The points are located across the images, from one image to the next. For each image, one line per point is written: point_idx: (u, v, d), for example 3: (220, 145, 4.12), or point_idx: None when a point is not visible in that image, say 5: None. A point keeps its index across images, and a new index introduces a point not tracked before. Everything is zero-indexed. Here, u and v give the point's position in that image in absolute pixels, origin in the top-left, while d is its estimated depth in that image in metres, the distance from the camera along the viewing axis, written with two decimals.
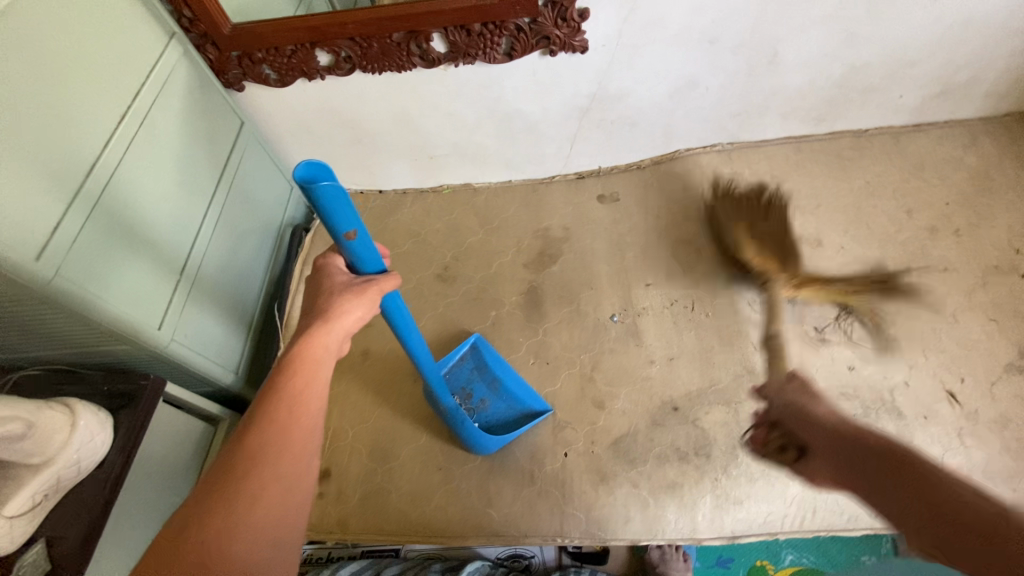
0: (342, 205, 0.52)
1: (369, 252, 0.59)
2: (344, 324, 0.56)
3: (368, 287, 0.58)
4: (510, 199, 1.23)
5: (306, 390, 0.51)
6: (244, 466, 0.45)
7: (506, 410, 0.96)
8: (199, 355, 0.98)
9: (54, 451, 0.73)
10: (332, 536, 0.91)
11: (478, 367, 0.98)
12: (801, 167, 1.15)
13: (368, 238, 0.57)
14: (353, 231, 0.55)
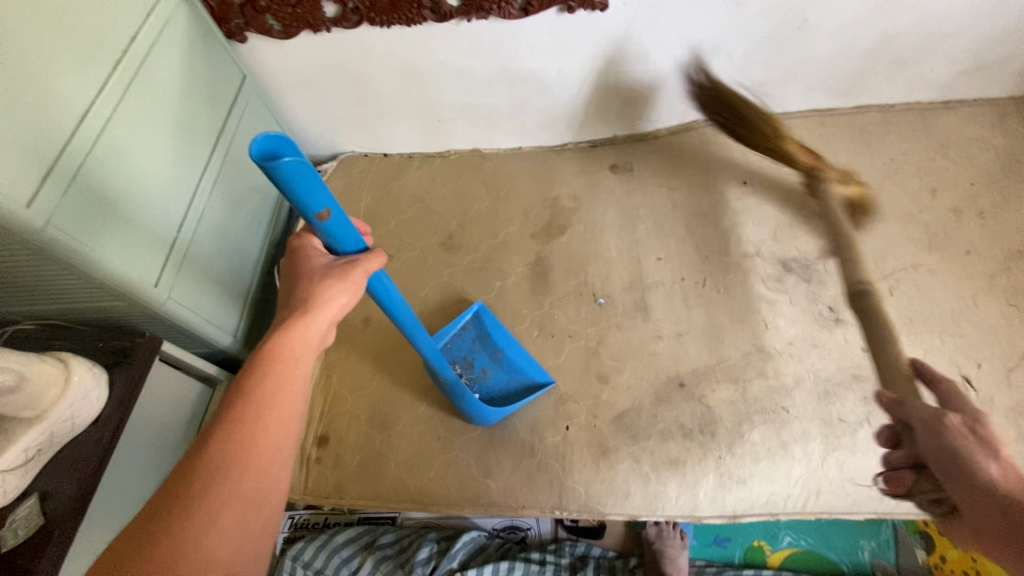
0: (310, 182, 0.50)
1: (343, 230, 0.57)
2: (325, 313, 0.56)
3: (350, 270, 0.58)
4: (519, 167, 1.20)
5: (281, 389, 0.52)
6: (214, 466, 0.46)
7: (507, 380, 0.95)
8: (198, 316, 0.95)
9: (46, 406, 0.72)
10: (329, 501, 0.91)
11: (480, 337, 0.97)
12: (824, 141, 1.10)
13: (342, 215, 0.56)
14: (326, 211, 0.53)
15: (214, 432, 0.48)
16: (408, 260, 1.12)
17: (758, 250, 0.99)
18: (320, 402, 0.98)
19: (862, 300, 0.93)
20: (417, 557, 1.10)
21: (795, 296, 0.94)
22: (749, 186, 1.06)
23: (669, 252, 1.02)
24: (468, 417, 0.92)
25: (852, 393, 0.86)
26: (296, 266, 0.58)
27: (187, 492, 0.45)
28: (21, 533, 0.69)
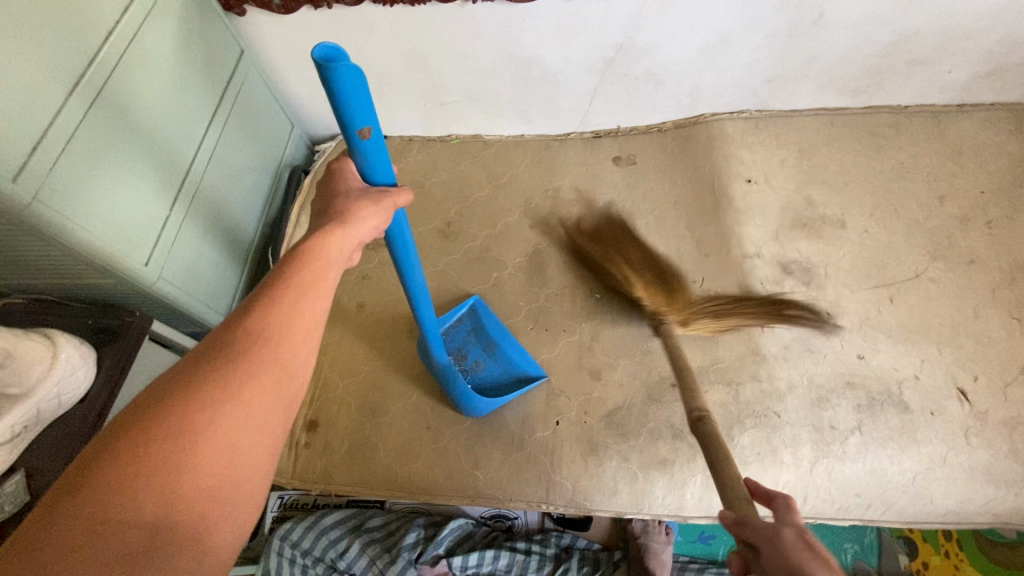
0: (363, 94, 0.46)
1: (381, 160, 0.54)
2: (358, 231, 0.52)
3: (383, 198, 0.54)
4: (521, 155, 1.18)
5: (315, 283, 0.47)
6: (242, 346, 0.41)
7: (500, 373, 0.93)
8: (188, 295, 0.94)
9: (32, 384, 0.71)
10: (317, 486, 0.91)
11: (475, 330, 0.95)
12: (832, 141, 1.07)
13: (381, 140, 0.52)
14: (369, 128, 0.49)
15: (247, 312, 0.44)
16: None
17: (760, 251, 0.98)
18: (311, 386, 0.98)
19: (862, 306, 0.92)
20: (405, 541, 1.11)
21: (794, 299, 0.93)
22: (755, 184, 1.04)
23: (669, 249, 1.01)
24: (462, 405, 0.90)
25: (845, 400, 0.85)
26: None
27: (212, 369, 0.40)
28: (6, 509, 0.69)
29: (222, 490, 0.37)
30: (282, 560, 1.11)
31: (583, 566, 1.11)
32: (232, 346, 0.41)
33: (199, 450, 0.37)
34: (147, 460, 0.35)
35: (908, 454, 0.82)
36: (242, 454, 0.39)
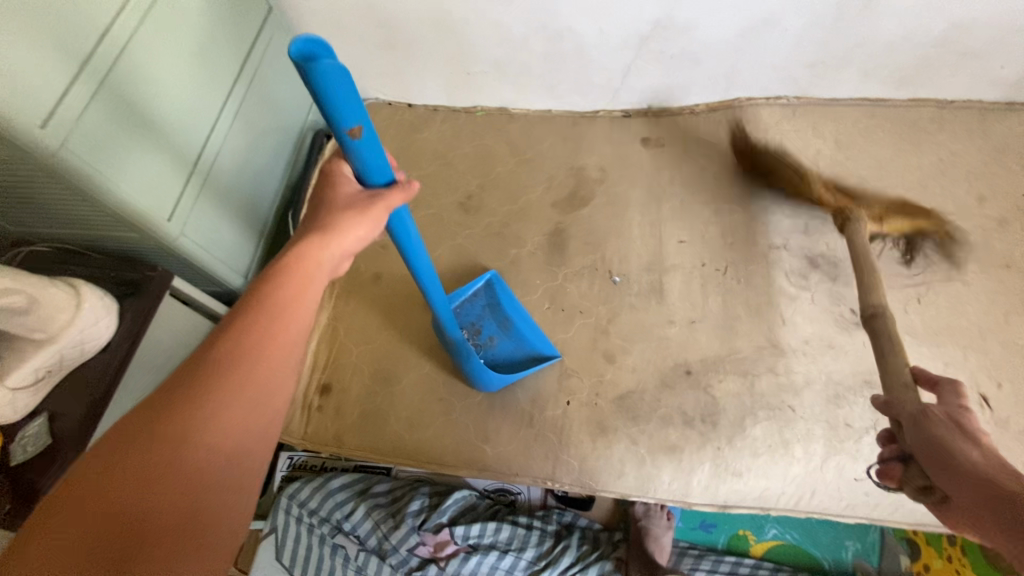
0: (347, 92, 0.45)
1: (377, 161, 0.53)
2: (343, 242, 0.53)
3: (374, 205, 0.54)
4: (547, 131, 1.15)
5: (294, 301, 0.48)
6: (220, 366, 0.42)
7: (514, 349, 0.92)
8: (208, 254, 0.95)
9: (56, 330, 0.72)
10: (328, 449, 0.92)
11: (490, 304, 0.94)
12: (870, 133, 1.04)
13: (375, 138, 0.51)
14: (359, 126, 0.48)
15: (225, 330, 0.44)
16: (423, 218, 1.09)
17: (787, 243, 0.95)
18: (326, 351, 0.99)
19: (888, 305, 0.89)
20: (409, 509, 1.13)
21: (819, 293, 0.91)
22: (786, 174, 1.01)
23: (693, 235, 0.99)
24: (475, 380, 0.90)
25: (863, 399, 0.84)
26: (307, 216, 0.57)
27: (191, 389, 0.40)
28: (29, 450, 0.72)
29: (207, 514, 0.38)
30: (290, 519, 1.15)
31: (582, 544, 1.12)
32: (209, 366, 0.42)
33: (184, 474, 0.38)
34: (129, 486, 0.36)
35: None
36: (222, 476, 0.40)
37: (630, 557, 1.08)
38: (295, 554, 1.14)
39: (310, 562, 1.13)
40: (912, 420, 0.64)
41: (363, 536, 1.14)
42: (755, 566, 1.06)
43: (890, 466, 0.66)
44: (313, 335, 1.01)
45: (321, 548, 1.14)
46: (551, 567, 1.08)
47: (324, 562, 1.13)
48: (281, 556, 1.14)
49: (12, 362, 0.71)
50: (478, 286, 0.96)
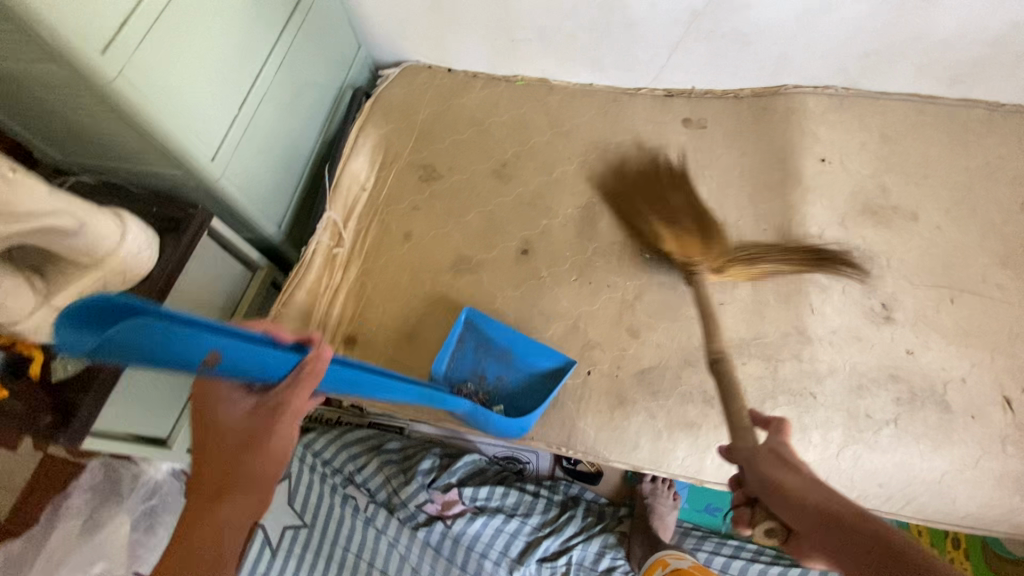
0: (164, 337, 0.41)
1: (263, 358, 0.49)
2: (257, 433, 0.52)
3: (276, 411, 0.52)
4: (587, 105, 1.15)
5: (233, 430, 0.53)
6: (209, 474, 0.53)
7: (522, 378, 0.96)
8: (249, 198, 0.95)
9: (101, 256, 0.75)
10: (350, 397, 0.95)
11: (481, 344, 0.96)
12: (916, 130, 1.02)
13: (238, 347, 0.47)
14: (209, 354, 0.45)
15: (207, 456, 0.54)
16: (456, 182, 1.10)
17: (822, 233, 0.94)
18: (353, 305, 1.01)
19: (920, 302, 0.88)
20: (421, 466, 1.16)
21: (851, 286, 0.90)
22: (827, 165, 1.00)
23: (727, 219, 0.98)
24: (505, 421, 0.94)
25: (885, 392, 0.83)
26: (215, 430, 0.53)
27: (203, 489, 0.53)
28: (71, 368, 0.75)
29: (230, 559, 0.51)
30: (303, 467, 1.19)
31: (587, 516, 1.16)
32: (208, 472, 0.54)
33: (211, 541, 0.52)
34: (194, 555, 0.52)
35: (940, 453, 0.80)
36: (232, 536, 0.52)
37: (635, 534, 1.10)
38: (306, 500, 1.17)
39: (321, 510, 1.16)
40: (747, 462, 0.58)
41: (374, 490, 1.17)
42: (756, 551, 1.09)
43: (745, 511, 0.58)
44: (337, 292, 1.01)
45: (332, 498, 1.17)
46: (555, 535, 1.12)
47: (335, 510, 1.16)
48: (292, 501, 1.16)
49: (58, 282, 0.73)
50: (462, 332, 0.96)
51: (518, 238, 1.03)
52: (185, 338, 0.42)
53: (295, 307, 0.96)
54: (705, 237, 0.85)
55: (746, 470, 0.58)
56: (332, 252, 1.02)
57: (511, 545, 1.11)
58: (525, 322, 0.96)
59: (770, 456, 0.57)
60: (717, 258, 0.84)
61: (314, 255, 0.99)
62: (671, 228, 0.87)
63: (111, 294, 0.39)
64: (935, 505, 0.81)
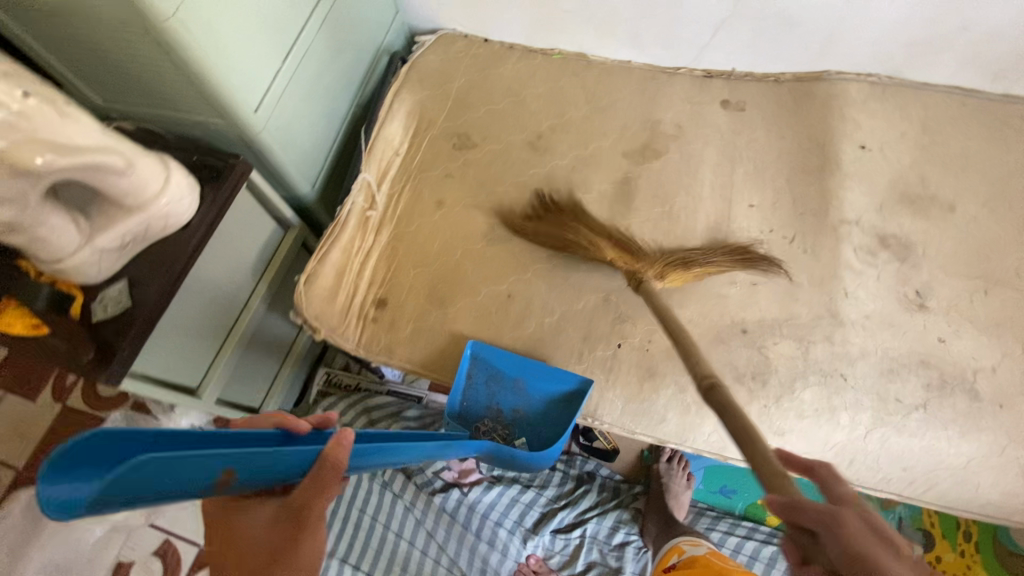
0: (176, 466, 0.38)
1: (279, 458, 0.47)
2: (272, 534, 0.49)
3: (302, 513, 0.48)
4: (625, 81, 1.14)
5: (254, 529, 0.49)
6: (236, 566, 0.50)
7: (539, 399, 1.01)
8: (286, 153, 0.94)
9: (146, 199, 0.74)
10: (379, 358, 0.95)
11: (492, 377, 1.00)
12: (958, 122, 1.01)
13: (257, 459, 0.44)
14: (229, 471, 0.42)
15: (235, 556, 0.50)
16: (491, 152, 1.08)
17: (859, 219, 0.94)
18: (384, 268, 0.99)
19: (954, 292, 0.89)
20: None
21: (886, 273, 0.90)
22: (867, 152, 0.99)
23: (764, 201, 0.98)
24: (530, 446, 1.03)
25: (915, 377, 0.84)
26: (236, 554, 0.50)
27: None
28: (110, 310, 0.75)
29: None
30: None
31: (602, 492, 1.18)
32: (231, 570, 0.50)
33: None
34: None
35: (966, 440, 0.81)
36: None
37: (649, 514, 1.12)
38: None
39: None
40: (830, 529, 0.45)
41: None
42: (770, 533, 1.10)
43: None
44: (370, 254, 1.00)
45: None
46: (569, 508, 1.14)
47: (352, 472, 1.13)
48: None
49: (102, 222, 0.73)
50: (471, 368, 0.98)
51: (552, 211, 1.02)
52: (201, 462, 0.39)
53: (329, 265, 0.95)
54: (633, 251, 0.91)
55: (825, 540, 0.45)
56: (366, 215, 1.01)
57: (525, 516, 1.13)
58: (559, 295, 0.95)
59: (862, 529, 0.46)
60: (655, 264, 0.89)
61: (348, 215, 0.98)
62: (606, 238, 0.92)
63: (100, 432, 0.36)
64: (955, 490, 0.83)
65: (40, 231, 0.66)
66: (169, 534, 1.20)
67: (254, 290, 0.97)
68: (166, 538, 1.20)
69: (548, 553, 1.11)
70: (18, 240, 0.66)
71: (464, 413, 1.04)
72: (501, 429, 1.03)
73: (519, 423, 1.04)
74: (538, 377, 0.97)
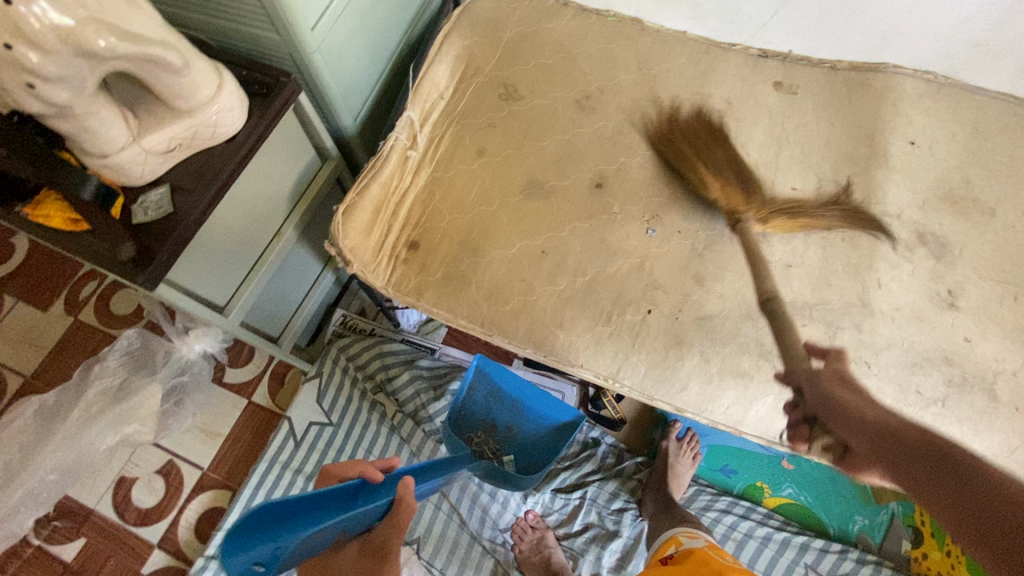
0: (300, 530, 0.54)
1: (365, 513, 0.61)
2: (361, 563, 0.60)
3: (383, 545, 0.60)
4: (679, 51, 1.10)
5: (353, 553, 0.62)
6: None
7: (533, 427, 1.16)
8: (333, 80, 0.91)
9: (196, 104, 0.72)
10: (406, 299, 0.94)
11: (492, 394, 1.16)
12: (1010, 130, 0.99)
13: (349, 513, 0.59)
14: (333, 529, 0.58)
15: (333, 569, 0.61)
16: (536, 107, 1.05)
17: (900, 214, 0.94)
18: (418, 212, 0.98)
19: (985, 294, 0.89)
20: (451, 386, 1.19)
21: (920, 268, 0.91)
22: (915, 148, 0.99)
23: (807, 186, 0.97)
24: (516, 464, 1.14)
25: (938, 372, 0.85)
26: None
27: None
28: (150, 214, 0.74)
29: None
30: (336, 368, 1.21)
31: (607, 457, 1.20)
32: None
33: None
34: None
35: (980, 437, 0.83)
36: None
37: (648, 492, 1.12)
38: (334, 401, 1.19)
39: (348, 412, 1.19)
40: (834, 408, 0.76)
41: (403, 401, 1.19)
42: (766, 515, 1.13)
43: (801, 428, 0.85)
44: (406, 195, 0.99)
45: (360, 403, 1.21)
46: (572, 469, 1.16)
47: (362, 416, 1.20)
48: (320, 400, 1.19)
49: (149, 123, 0.71)
50: (474, 379, 1.15)
51: (592, 172, 1.00)
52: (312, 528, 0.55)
53: (367, 200, 0.95)
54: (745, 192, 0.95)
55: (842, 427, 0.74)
56: (406, 154, 1.00)
57: None
58: (594, 256, 0.94)
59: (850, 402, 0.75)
60: (760, 209, 0.93)
61: (390, 151, 0.98)
62: (718, 177, 0.96)
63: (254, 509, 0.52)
64: None
65: (89, 121, 0.65)
66: (173, 455, 1.21)
67: (285, 219, 0.97)
68: (169, 459, 1.22)
69: (547, 510, 1.15)
70: (66, 127, 0.65)
71: (460, 422, 1.15)
72: (493, 444, 1.14)
73: (509, 443, 1.15)
74: (538, 400, 1.13)
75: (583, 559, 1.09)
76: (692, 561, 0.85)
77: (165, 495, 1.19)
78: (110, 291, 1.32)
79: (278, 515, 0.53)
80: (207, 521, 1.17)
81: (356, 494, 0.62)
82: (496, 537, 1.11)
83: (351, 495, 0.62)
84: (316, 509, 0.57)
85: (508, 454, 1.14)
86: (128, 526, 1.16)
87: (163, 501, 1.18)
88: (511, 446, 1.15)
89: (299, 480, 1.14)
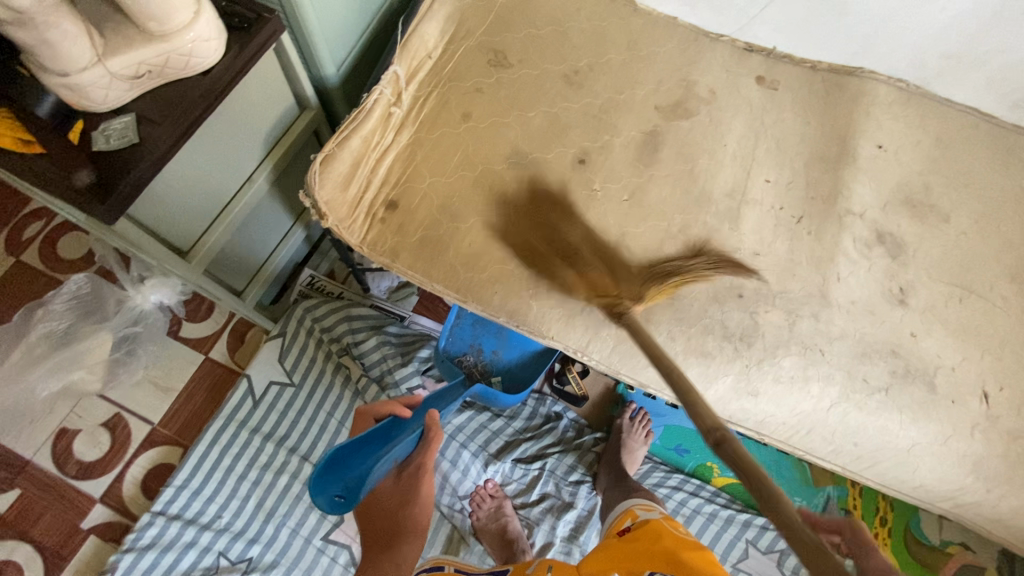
0: (345, 464, 0.93)
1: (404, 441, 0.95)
2: (409, 481, 0.97)
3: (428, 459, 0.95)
4: (669, 36, 1.11)
5: (420, 474, 0.96)
6: (398, 508, 0.97)
7: (517, 351, 1.18)
8: (318, 23, 0.87)
9: (171, 29, 0.68)
10: (381, 259, 0.92)
11: (478, 323, 1.18)
12: (969, 141, 1.05)
13: (386, 436, 0.95)
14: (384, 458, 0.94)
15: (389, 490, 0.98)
16: (526, 76, 1.04)
17: (863, 213, 0.99)
18: (399, 170, 0.96)
19: (932, 295, 0.95)
20: (420, 353, 1.19)
21: (877, 265, 0.96)
22: (882, 152, 1.03)
23: (780, 179, 1.01)
24: (504, 384, 1.18)
25: (884, 364, 0.91)
26: (375, 505, 0.99)
27: (391, 531, 0.97)
28: (114, 142, 0.70)
29: (399, 536, 0.97)
30: (301, 329, 1.19)
31: (567, 431, 1.23)
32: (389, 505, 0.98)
33: (406, 524, 0.97)
34: (396, 526, 0.97)
35: (916, 425, 0.89)
36: (425, 496, 0.97)
37: (604, 466, 1.15)
38: (297, 361, 1.17)
39: (311, 372, 1.17)
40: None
41: (369, 365, 1.18)
42: (714, 493, 1.18)
43: None
44: (388, 152, 0.96)
45: (324, 364, 1.19)
46: (534, 440, 1.19)
47: (326, 378, 1.18)
48: (283, 359, 1.16)
49: (117, 44, 0.67)
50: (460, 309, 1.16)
51: (576, 147, 1.00)
52: (357, 456, 0.94)
53: (347, 152, 0.93)
54: (614, 272, 0.92)
55: None
56: (390, 110, 0.98)
57: (490, 442, 1.18)
58: (573, 230, 0.95)
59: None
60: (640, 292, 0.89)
61: (374, 104, 0.95)
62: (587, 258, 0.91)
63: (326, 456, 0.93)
64: (886, 464, 0.92)
65: (50, 33, 0.60)
66: (120, 408, 1.16)
67: (256, 167, 0.93)
68: (116, 412, 1.16)
69: (506, 480, 1.16)
70: (24, 38, 0.60)
71: (449, 349, 1.17)
72: (481, 366, 1.17)
73: (496, 366, 1.18)
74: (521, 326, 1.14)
75: (538, 528, 1.11)
76: (646, 537, 0.85)
77: (110, 449, 1.14)
78: (57, 233, 1.24)
79: (337, 461, 0.93)
80: (155, 477, 1.13)
81: (391, 430, 0.95)
82: (454, 503, 1.13)
83: (387, 431, 0.95)
84: (367, 445, 0.94)
85: (497, 374, 1.18)
86: (68, 480, 1.11)
87: (107, 455, 1.13)
88: (498, 367, 1.18)
89: (256, 439, 1.11)
